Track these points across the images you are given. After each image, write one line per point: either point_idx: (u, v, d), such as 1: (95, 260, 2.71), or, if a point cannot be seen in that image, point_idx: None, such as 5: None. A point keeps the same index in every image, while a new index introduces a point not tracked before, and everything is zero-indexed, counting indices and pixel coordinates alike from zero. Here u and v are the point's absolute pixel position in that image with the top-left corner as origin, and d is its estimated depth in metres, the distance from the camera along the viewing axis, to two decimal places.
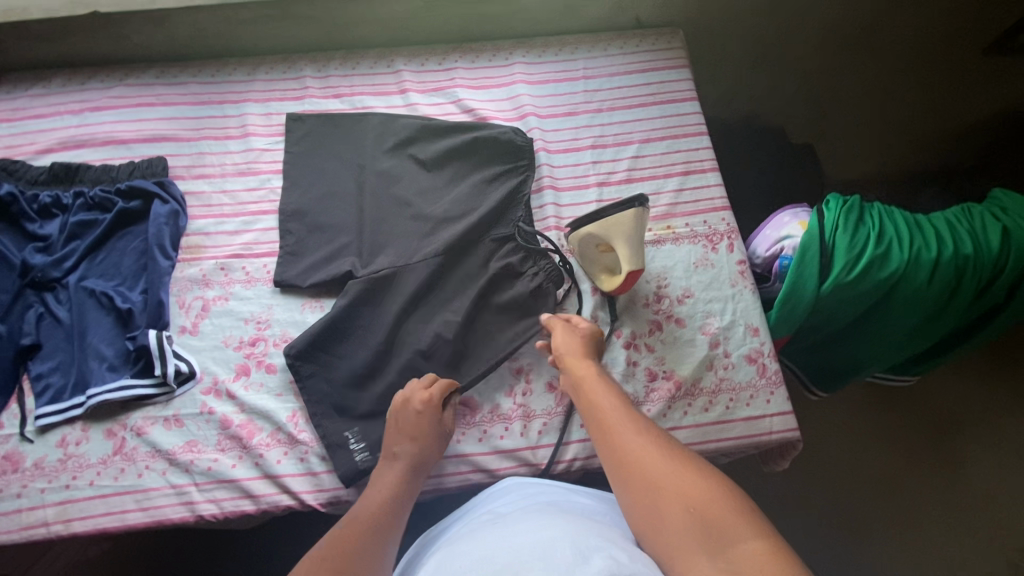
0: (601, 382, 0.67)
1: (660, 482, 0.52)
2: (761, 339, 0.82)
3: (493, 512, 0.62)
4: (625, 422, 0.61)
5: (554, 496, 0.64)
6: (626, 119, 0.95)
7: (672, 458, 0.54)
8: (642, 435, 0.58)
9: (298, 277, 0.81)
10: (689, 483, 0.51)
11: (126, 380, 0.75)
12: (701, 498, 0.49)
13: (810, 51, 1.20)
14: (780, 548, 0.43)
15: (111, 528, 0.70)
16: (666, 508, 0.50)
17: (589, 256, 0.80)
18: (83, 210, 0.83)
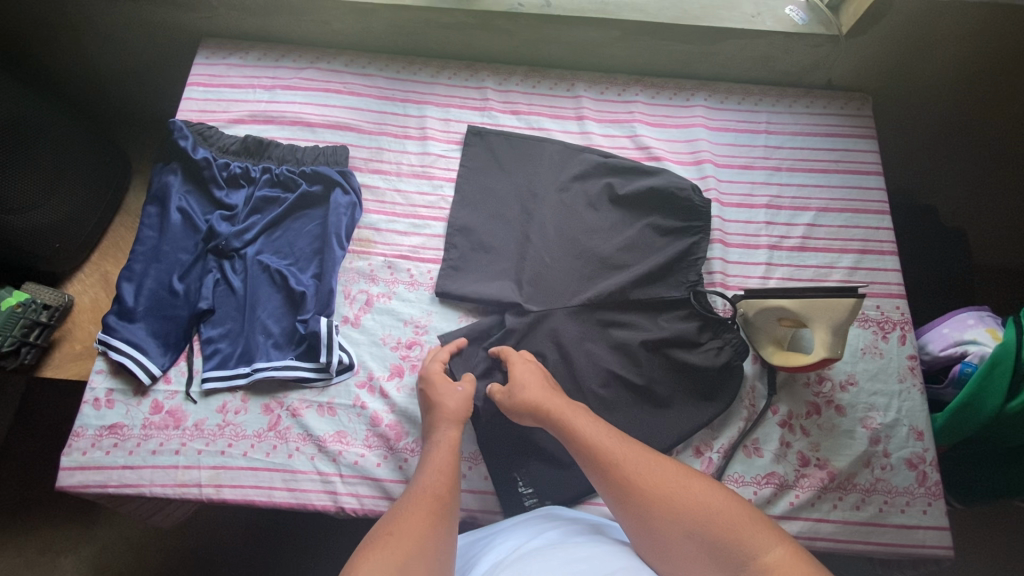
0: (574, 408, 0.68)
1: (665, 505, 0.55)
2: (925, 445, 0.77)
3: (550, 532, 0.63)
4: (613, 447, 0.62)
5: (595, 528, 0.65)
6: (805, 183, 0.91)
7: (661, 476, 0.58)
8: (635, 456, 0.61)
9: (462, 290, 0.81)
10: (693, 501, 0.55)
11: (290, 361, 0.77)
12: (706, 515, 0.53)
13: (992, 137, 1.13)
14: (795, 549, 0.49)
15: (257, 502, 0.73)
16: (680, 529, 0.53)
17: (764, 322, 0.77)
18: (268, 186, 0.86)
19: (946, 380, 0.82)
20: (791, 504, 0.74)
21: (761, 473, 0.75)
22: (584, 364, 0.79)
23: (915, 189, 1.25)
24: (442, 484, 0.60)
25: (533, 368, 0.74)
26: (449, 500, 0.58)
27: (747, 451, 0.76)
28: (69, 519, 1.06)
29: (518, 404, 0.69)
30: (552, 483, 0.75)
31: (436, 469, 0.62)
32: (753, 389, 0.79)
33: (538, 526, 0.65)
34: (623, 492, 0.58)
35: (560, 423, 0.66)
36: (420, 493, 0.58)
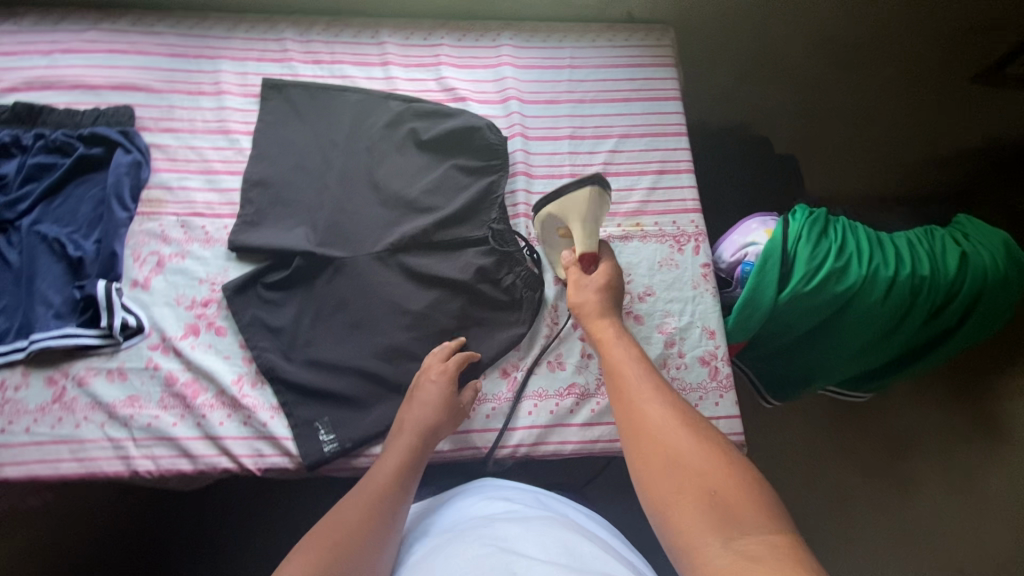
0: (619, 338, 0.65)
1: (683, 457, 0.49)
2: (717, 342, 0.83)
3: (487, 503, 0.65)
4: (653, 385, 0.57)
5: (544, 503, 0.67)
6: (608, 112, 0.95)
7: (684, 422, 0.52)
8: (673, 402, 0.55)
9: (256, 243, 0.80)
10: (715, 466, 0.48)
11: (70, 329, 0.73)
12: (718, 476, 0.47)
13: (796, 64, 1.22)
14: (796, 546, 0.42)
15: (43, 476, 0.69)
16: (688, 483, 0.47)
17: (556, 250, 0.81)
18: (43, 153, 0.82)
19: (734, 283, 0.88)
20: (592, 410, 0.78)
21: (563, 385, 0.79)
22: (384, 306, 0.80)
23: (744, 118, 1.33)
24: (393, 474, 0.64)
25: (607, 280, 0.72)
26: (397, 491, 0.63)
27: (551, 366, 0.80)
28: None
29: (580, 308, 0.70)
30: (355, 425, 0.75)
31: (391, 460, 0.66)
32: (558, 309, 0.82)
33: (477, 503, 0.66)
34: (646, 432, 0.52)
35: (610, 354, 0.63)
36: (374, 483, 0.63)
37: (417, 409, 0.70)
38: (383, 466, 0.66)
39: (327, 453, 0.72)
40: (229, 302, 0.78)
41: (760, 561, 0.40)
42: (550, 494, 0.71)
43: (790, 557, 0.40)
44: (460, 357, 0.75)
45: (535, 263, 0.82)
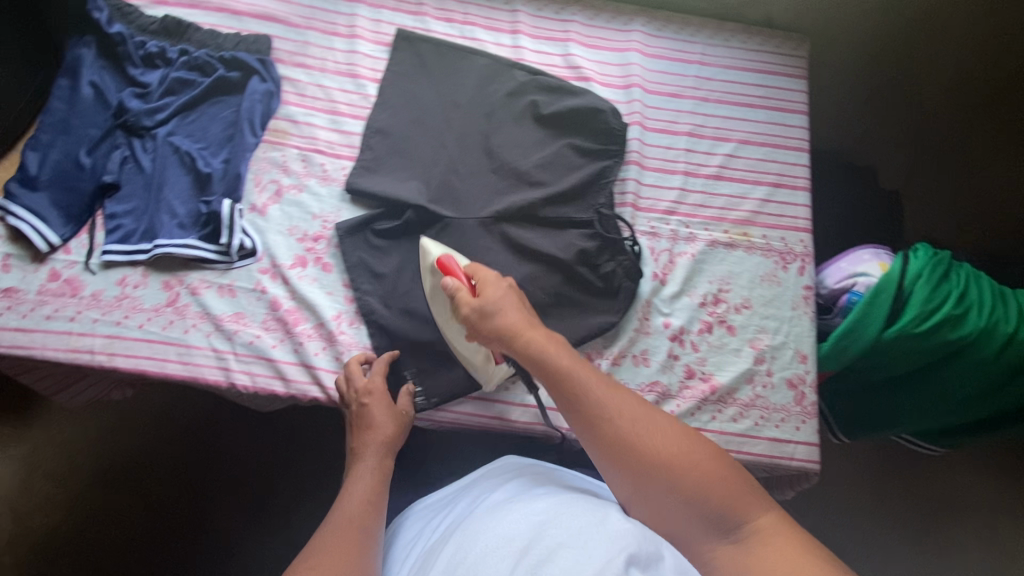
0: (552, 345, 0.66)
1: (667, 479, 0.56)
2: (807, 367, 0.81)
3: (493, 486, 0.66)
4: (606, 401, 0.61)
5: (525, 475, 0.68)
6: (730, 115, 0.92)
7: (645, 432, 0.59)
8: (630, 411, 0.61)
9: (371, 189, 0.82)
10: (693, 468, 0.56)
11: (192, 240, 0.76)
12: (698, 476, 0.56)
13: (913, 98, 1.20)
14: (778, 514, 0.54)
15: (150, 372, 0.74)
16: (673, 494, 0.55)
17: (445, 319, 0.75)
18: (184, 68, 0.85)
19: (836, 311, 0.85)
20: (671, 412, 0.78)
21: (645, 381, 0.79)
22: None
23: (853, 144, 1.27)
24: (360, 498, 0.66)
25: (511, 291, 0.71)
26: (363, 513, 0.64)
27: (635, 360, 0.79)
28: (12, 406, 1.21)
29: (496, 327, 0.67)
30: (440, 381, 0.77)
31: (358, 486, 0.67)
32: (485, 357, 0.74)
33: (480, 490, 0.67)
34: (619, 456, 0.58)
35: (556, 374, 0.64)
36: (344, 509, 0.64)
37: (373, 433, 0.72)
38: (354, 490, 0.67)
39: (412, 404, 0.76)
40: (340, 242, 0.80)
41: (756, 550, 0.51)
42: (522, 462, 0.72)
43: (777, 532, 0.52)
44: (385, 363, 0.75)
45: (635, 255, 0.81)
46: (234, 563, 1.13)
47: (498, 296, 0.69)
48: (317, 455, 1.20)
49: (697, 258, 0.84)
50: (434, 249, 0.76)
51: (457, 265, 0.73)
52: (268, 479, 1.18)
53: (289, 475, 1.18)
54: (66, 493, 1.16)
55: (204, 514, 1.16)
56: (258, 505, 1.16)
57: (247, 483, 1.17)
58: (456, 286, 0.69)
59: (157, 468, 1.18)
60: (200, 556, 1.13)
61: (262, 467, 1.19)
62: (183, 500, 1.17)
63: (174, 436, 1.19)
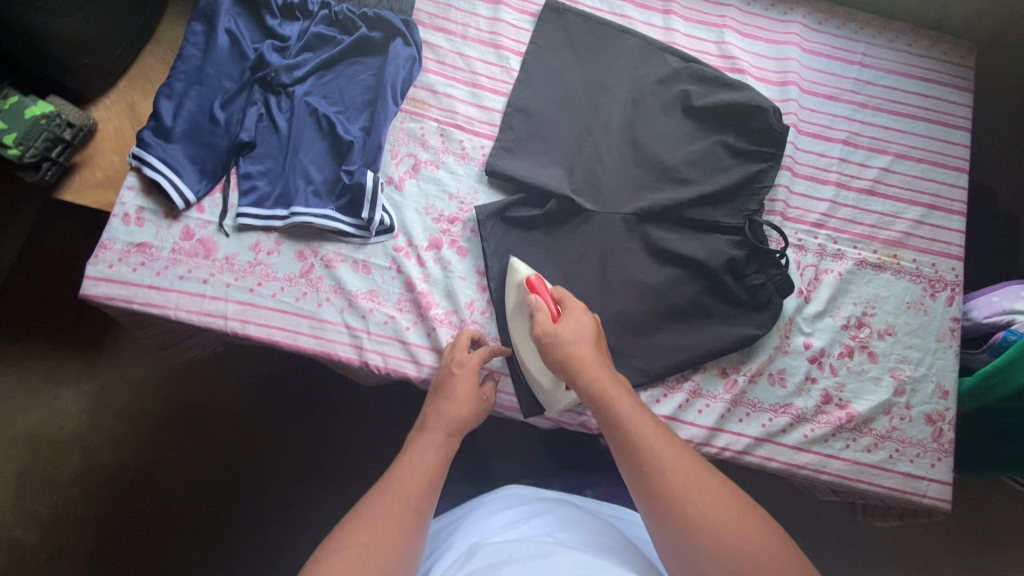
0: (609, 378, 0.61)
1: (708, 535, 0.51)
2: (947, 404, 0.78)
3: (542, 523, 0.62)
4: (655, 445, 0.56)
5: (523, 517, 0.64)
6: (889, 125, 0.86)
7: (694, 482, 0.54)
8: (679, 460, 0.55)
9: (512, 172, 0.77)
10: (737, 532, 0.50)
11: (330, 211, 0.73)
12: (743, 540, 0.50)
13: None
14: None
15: (282, 343, 0.72)
16: (709, 553, 0.50)
17: (522, 334, 0.72)
18: (324, 24, 0.80)
19: (985, 346, 0.81)
20: (804, 435, 0.75)
21: (780, 402, 0.76)
22: (620, 270, 0.77)
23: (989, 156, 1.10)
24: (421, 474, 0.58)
25: (590, 325, 0.65)
26: (421, 493, 0.56)
27: (771, 379, 0.77)
28: (80, 343, 1.18)
29: (559, 357, 0.63)
30: None
31: (423, 460, 0.60)
32: (556, 380, 0.70)
33: (524, 519, 0.63)
34: (659, 504, 0.53)
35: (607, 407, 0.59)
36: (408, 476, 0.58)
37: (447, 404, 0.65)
38: (419, 461, 0.60)
39: (542, 404, 0.73)
40: (477, 226, 0.77)
41: None
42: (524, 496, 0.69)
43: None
44: (486, 354, 0.70)
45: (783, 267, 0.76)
46: (294, 528, 1.10)
47: (566, 327, 0.64)
48: (382, 425, 1.15)
49: (844, 277, 0.80)
50: (523, 267, 0.73)
51: (545, 286, 0.69)
52: (330, 444, 1.14)
53: (354, 441, 1.14)
54: (134, 434, 1.14)
55: (264, 478, 1.13)
56: (320, 468, 1.13)
57: (310, 449, 1.14)
58: (538, 306, 0.66)
59: (221, 422, 1.15)
60: (260, 512, 1.11)
61: (327, 430, 1.15)
62: (248, 455, 1.14)
63: (243, 390, 1.16)
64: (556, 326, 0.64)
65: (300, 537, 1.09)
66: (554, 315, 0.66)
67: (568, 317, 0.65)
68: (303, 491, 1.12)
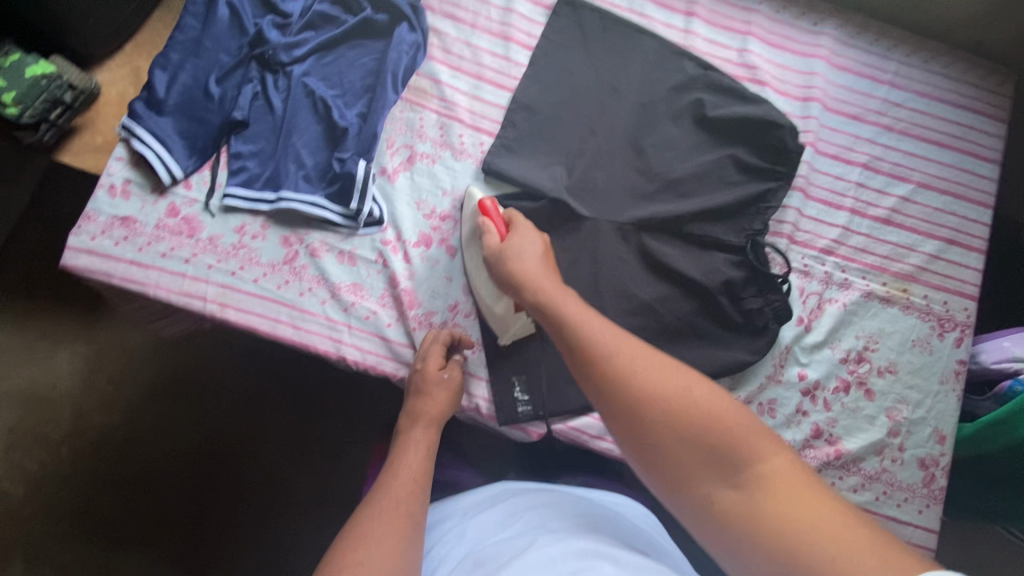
0: (556, 283, 0.59)
1: (665, 410, 0.47)
2: (943, 449, 0.74)
3: (525, 513, 0.61)
4: (603, 333, 0.52)
5: (492, 518, 0.62)
6: (914, 151, 0.82)
7: (651, 361, 0.50)
8: (627, 344, 0.52)
9: (510, 171, 0.74)
10: (697, 401, 0.47)
11: (319, 199, 0.71)
12: (703, 415, 0.46)
13: None
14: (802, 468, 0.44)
15: (261, 331, 0.70)
16: (673, 429, 0.46)
17: (475, 263, 0.72)
18: (329, 2, 0.78)
19: (990, 393, 0.77)
20: None
21: None
22: (613, 283, 0.74)
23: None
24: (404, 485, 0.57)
25: (536, 241, 0.64)
26: (411, 494, 0.56)
27: (761, 409, 0.74)
28: (75, 304, 1.18)
29: (508, 271, 0.62)
30: (554, 396, 0.72)
31: (408, 461, 0.61)
32: (506, 306, 0.70)
33: (508, 513, 0.62)
34: (618, 393, 0.48)
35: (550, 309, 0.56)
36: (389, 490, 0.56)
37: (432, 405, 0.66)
38: (401, 474, 0.59)
39: (520, 415, 0.71)
40: (468, 226, 0.74)
41: (763, 496, 0.42)
42: (486, 496, 0.67)
43: (786, 477, 0.43)
44: (444, 338, 0.70)
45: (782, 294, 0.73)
46: (274, 506, 1.10)
47: (514, 240, 0.64)
48: (368, 413, 1.14)
49: (848, 309, 0.77)
50: (480, 193, 0.72)
51: (497, 210, 0.68)
52: (315, 427, 1.13)
53: (340, 427, 1.13)
54: (125, 398, 1.14)
55: (247, 455, 1.13)
56: (303, 449, 1.13)
57: (294, 430, 1.13)
58: (487, 228, 0.66)
59: (207, 396, 1.15)
60: (244, 487, 1.11)
61: (316, 413, 1.14)
62: (236, 430, 1.14)
63: (237, 365, 1.16)
64: (504, 238, 0.64)
65: (279, 517, 1.10)
66: (501, 236, 0.66)
67: (516, 225, 0.66)
68: (286, 470, 1.12)
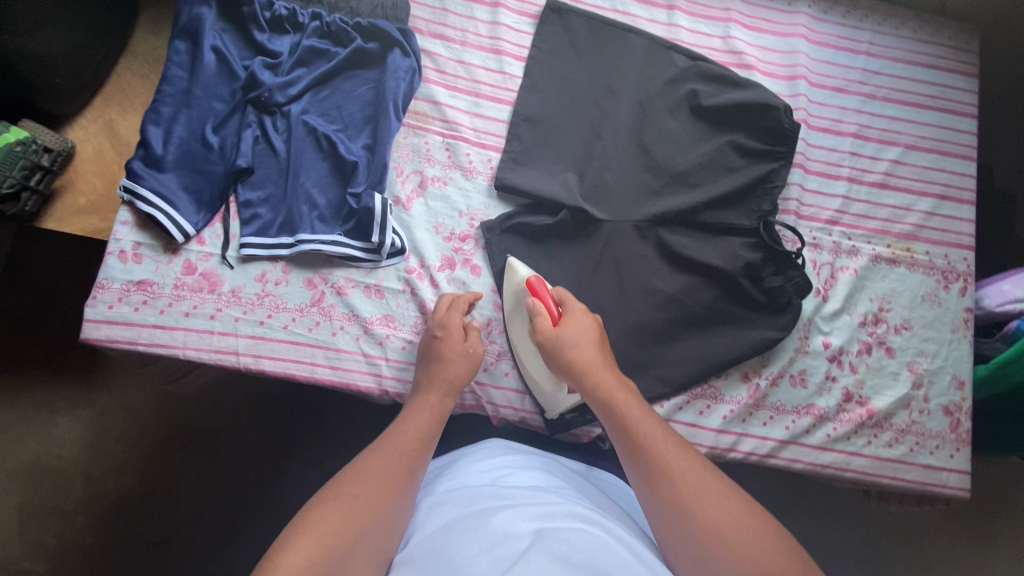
0: (618, 381, 0.61)
1: (717, 532, 0.48)
2: (963, 394, 0.78)
3: (542, 473, 0.61)
4: (665, 449, 0.54)
5: (491, 466, 0.62)
6: (898, 116, 0.85)
7: (709, 484, 0.51)
8: (686, 461, 0.53)
9: (522, 184, 0.75)
10: (758, 550, 0.47)
11: (339, 237, 0.70)
12: (754, 551, 0.46)
13: None
14: None
15: (298, 377, 0.69)
16: (726, 573, 0.46)
17: (522, 334, 0.71)
18: (316, 36, 0.77)
19: (998, 335, 0.82)
20: (828, 435, 0.75)
21: (802, 403, 0.76)
22: (638, 281, 0.75)
23: (983, 132, 1.09)
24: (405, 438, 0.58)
25: (592, 326, 0.65)
26: (414, 451, 0.57)
27: (793, 380, 0.76)
28: (76, 370, 1.14)
29: (564, 361, 0.63)
30: None
31: (417, 418, 0.60)
32: (557, 385, 0.69)
33: (523, 468, 0.62)
34: (671, 508, 0.50)
35: (612, 410, 0.58)
36: (388, 443, 0.57)
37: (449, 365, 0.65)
38: (403, 430, 0.59)
39: (568, 421, 0.72)
40: (488, 243, 0.75)
41: None
42: (489, 445, 0.66)
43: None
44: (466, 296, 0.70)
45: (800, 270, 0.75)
46: None
47: (569, 329, 0.64)
48: None
49: (860, 274, 0.80)
50: (523, 269, 0.71)
51: (546, 289, 0.68)
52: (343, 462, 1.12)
53: None
54: (137, 457, 1.11)
55: (276, 499, 1.10)
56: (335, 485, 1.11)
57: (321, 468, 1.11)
58: (538, 310, 0.66)
59: (226, 444, 1.12)
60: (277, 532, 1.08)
61: (344, 445, 1.13)
62: (260, 474, 1.11)
63: (253, 409, 1.13)
64: (562, 322, 0.65)
65: None
66: (554, 318, 0.66)
67: (572, 314, 0.65)
68: None
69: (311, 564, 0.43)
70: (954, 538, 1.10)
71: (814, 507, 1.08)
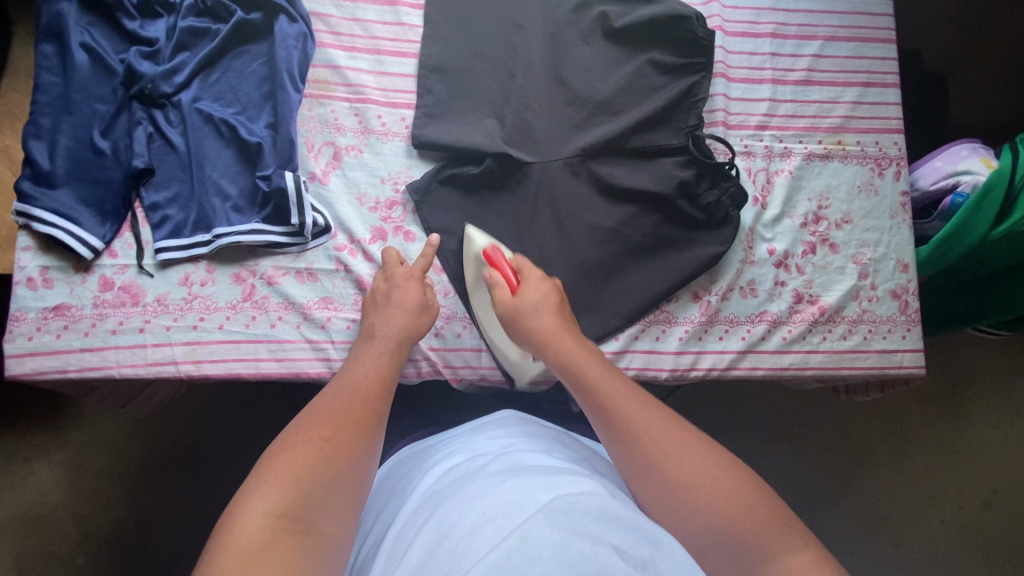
0: (583, 347, 0.58)
1: (684, 484, 0.46)
2: (909, 276, 0.80)
3: (532, 439, 0.59)
4: (631, 411, 0.52)
5: (490, 439, 0.60)
6: (814, 8, 0.84)
7: (677, 441, 0.49)
8: (651, 419, 0.51)
9: (439, 138, 0.72)
10: (727, 497, 0.45)
11: (257, 224, 0.67)
12: (725, 501, 0.45)
13: None
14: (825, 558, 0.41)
15: (245, 376, 0.67)
16: (693, 514, 0.45)
17: (485, 306, 0.70)
18: (193, 15, 0.72)
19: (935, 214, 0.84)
20: (784, 338, 0.76)
21: (755, 311, 0.77)
22: (575, 219, 0.74)
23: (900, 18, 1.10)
24: (368, 383, 0.55)
25: (550, 290, 0.62)
26: (377, 396, 0.54)
27: (743, 292, 0.77)
28: (41, 414, 1.10)
29: (522, 329, 0.61)
30: None
31: (375, 367, 0.57)
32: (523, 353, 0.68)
33: (509, 436, 0.60)
34: (640, 465, 0.49)
35: (573, 372, 0.56)
36: (350, 389, 0.54)
37: (394, 316, 0.62)
38: (360, 376, 0.56)
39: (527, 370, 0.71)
40: (416, 206, 0.72)
41: None
42: (489, 418, 0.66)
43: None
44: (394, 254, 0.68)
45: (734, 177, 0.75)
46: None
47: (527, 294, 0.62)
48: None
49: (795, 175, 0.80)
50: (480, 239, 0.69)
51: (503, 257, 0.65)
52: None
53: None
54: (121, 489, 1.08)
55: None
56: None
57: None
58: (496, 282, 0.63)
59: (208, 461, 1.09)
60: None
61: None
62: None
63: (230, 418, 1.11)
64: (525, 287, 0.62)
65: None
66: (512, 286, 0.63)
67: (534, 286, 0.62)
68: None
69: (276, 515, 0.41)
70: (927, 416, 1.14)
71: (794, 411, 1.12)
